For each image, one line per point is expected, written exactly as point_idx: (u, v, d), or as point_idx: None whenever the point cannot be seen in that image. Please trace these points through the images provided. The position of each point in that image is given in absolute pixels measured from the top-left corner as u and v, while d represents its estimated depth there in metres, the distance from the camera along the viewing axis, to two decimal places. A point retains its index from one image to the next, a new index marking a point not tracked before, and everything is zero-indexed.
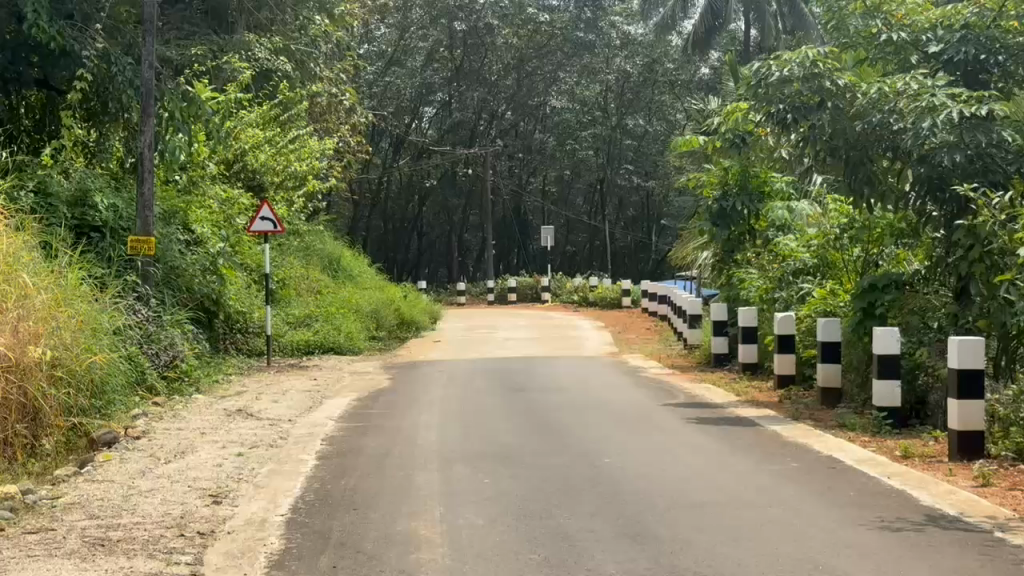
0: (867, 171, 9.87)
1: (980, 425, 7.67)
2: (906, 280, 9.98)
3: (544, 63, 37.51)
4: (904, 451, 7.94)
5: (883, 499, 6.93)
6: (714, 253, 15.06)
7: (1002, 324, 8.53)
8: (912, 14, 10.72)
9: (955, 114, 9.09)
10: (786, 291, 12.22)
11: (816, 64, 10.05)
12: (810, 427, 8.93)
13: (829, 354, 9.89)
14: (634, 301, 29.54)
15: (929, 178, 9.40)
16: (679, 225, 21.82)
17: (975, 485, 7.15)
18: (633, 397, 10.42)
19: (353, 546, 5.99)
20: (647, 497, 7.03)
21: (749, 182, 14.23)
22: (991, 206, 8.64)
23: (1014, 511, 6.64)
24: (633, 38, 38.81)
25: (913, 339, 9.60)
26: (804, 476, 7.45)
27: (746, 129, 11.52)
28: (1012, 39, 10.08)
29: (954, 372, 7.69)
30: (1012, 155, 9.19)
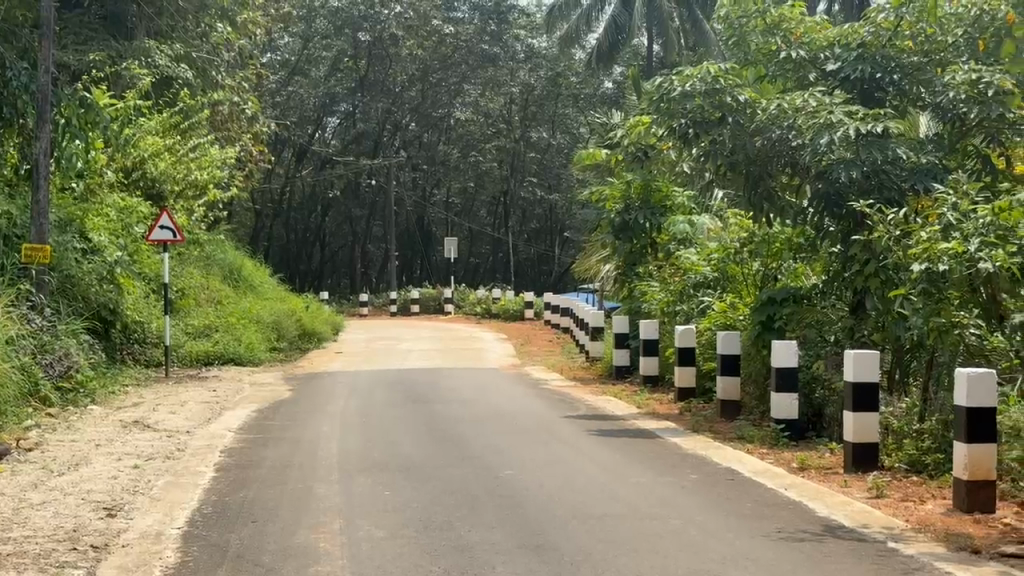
0: (767, 187, 10.01)
1: (875, 438, 7.80)
2: (804, 295, 10.11)
3: (448, 74, 37.25)
4: (801, 463, 8.06)
5: (780, 510, 7.02)
6: (616, 266, 15.14)
7: (896, 338, 8.70)
8: (811, 32, 10.89)
9: (852, 132, 9.24)
10: (687, 304, 12.40)
11: (718, 79, 10.13)
12: (709, 439, 9.02)
13: (729, 367, 9.99)
14: (536, 313, 29.65)
15: (827, 194, 9.56)
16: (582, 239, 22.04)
17: (869, 497, 7.27)
18: (534, 409, 10.44)
19: (250, 559, 5.92)
20: (548, 509, 7.04)
21: (651, 196, 14.41)
22: (886, 222, 8.73)
23: (907, 521, 6.77)
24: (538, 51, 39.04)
25: (811, 351, 9.76)
26: (703, 488, 7.52)
27: (648, 143, 11.61)
28: (906, 59, 10.36)
29: (851, 385, 7.75)
30: (906, 172, 9.35)
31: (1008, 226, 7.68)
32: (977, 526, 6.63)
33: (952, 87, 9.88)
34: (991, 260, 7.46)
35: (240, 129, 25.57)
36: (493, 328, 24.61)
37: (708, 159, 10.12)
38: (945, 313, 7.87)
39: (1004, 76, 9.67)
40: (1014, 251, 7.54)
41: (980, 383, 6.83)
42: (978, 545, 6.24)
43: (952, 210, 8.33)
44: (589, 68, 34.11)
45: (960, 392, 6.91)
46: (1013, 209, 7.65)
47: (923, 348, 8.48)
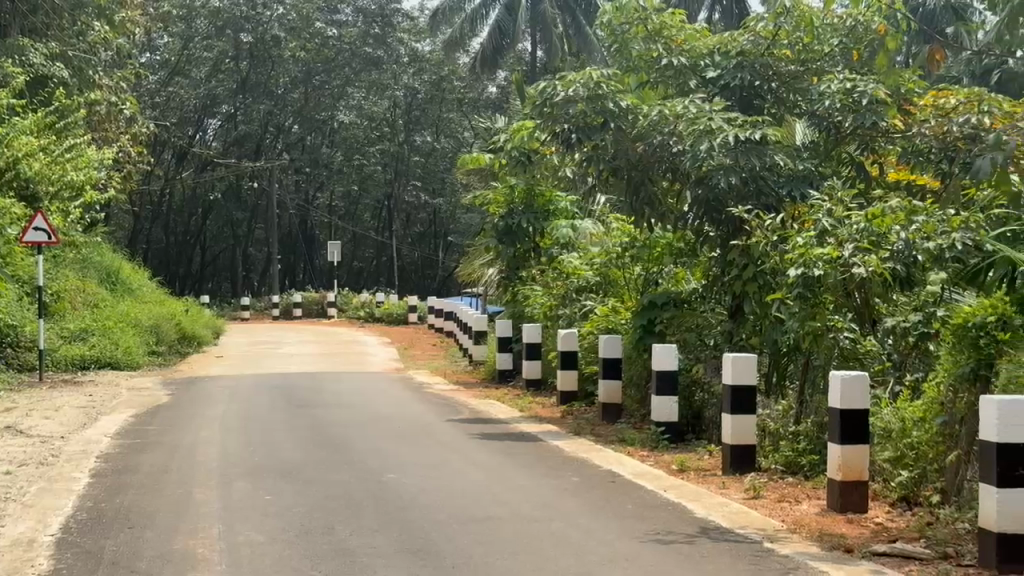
0: (648, 193, 10.10)
1: (752, 440, 7.94)
2: (684, 298, 10.30)
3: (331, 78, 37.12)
4: (680, 465, 8.15)
5: (659, 511, 7.10)
6: (499, 270, 15.16)
7: (773, 342, 8.86)
8: (691, 40, 10.99)
9: (730, 138, 9.39)
10: (570, 308, 12.48)
11: (600, 84, 10.14)
12: (590, 442, 9.10)
13: (611, 371, 10.07)
14: (419, 317, 29.59)
15: (706, 200, 9.62)
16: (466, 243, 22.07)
17: (746, 498, 7.38)
18: (416, 413, 10.42)
19: (126, 566, 5.83)
20: (429, 512, 7.04)
21: (534, 200, 14.49)
22: (764, 229, 8.95)
23: (783, 522, 6.88)
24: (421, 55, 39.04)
25: (691, 354, 9.85)
26: (585, 490, 7.57)
27: (531, 147, 11.66)
28: (784, 68, 10.60)
29: (728, 388, 7.88)
30: (782, 179, 9.66)
31: (880, 233, 7.98)
32: (850, 526, 6.78)
33: (828, 96, 10.01)
34: (865, 265, 7.76)
35: (117, 130, 25.10)
36: (376, 333, 24.53)
37: (589, 164, 10.21)
38: (819, 317, 8.04)
39: (877, 86, 9.90)
40: (885, 257, 7.86)
41: (853, 388, 6.99)
42: (851, 545, 6.38)
43: (827, 216, 8.53)
44: (474, 73, 34.15)
45: (834, 394, 7.06)
46: (885, 217, 8.03)
47: (800, 351, 8.62)
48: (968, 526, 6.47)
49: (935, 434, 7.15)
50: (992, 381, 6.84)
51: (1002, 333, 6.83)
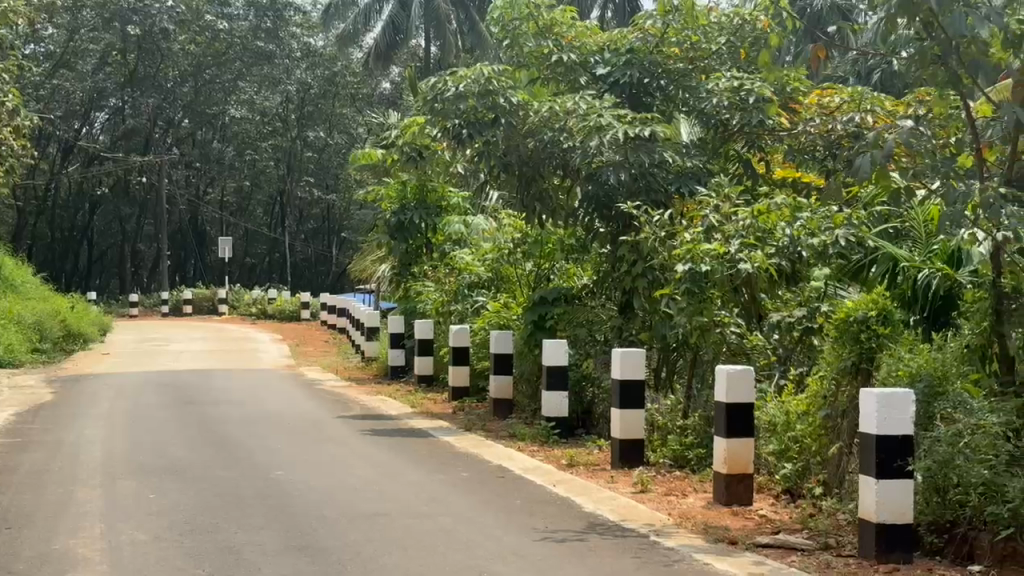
0: (538, 188, 10.16)
1: (640, 434, 7.99)
2: (575, 294, 10.35)
3: (223, 72, 36.81)
4: (570, 460, 8.18)
5: (547, 506, 7.13)
6: (391, 266, 15.12)
7: (662, 337, 8.96)
8: (580, 37, 11.14)
9: (620, 135, 9.54)
10: (461, 305, 12.50)
11: (490, 81, 10.23)
12: (480, 437, 9.11)
13: (502, 366, 10.09)
14: (311, 314, 29.40)
15: (597, 196, 9.74)
16: (356, 239, 21.99)
17: (634, 492, 7.43)
18: (307, 410, 10.35)
19: (3, 567, 5.72)
20: (317, 509, 6.99)
21: (427, 196, 14.51)
22: (653, 225, 9.03)
23: (669, 515, 6.94)
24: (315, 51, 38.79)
25: (581, 350, 9.89)
26: (474, 486, 7.57)
27: (422, 143, 11.71)
28: (672, 66, 10.81)
29: (617, 383, 7.89)
30: (671, 175, 9.71)
31: (767, 228, 8.41)
32: (734, 518, 6.86)
33: (715, 94, 10.17)
34: (750, 261, 8.07)
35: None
36: (267, 329, 24.33)
37: (481, 160, 10.18)
38: (707, 312, 8.20)
39: (764, 85, 10.01)
40: (772, 252, 8.29)
41: (738, 381, 7.08)
42: (735, 537, 6.44)
43: (714, 212, 8.80)
44: (368, 68, 34.01)
45: (720, 387, 7.13)
46: (771, 214, 8.50)
47: (687, 347, 8.71)
48: (849, 517, 6.58)
49: (819, 426, 7.21)
50: (873, 375, 7.09)
51: (882, 328, 7.14)
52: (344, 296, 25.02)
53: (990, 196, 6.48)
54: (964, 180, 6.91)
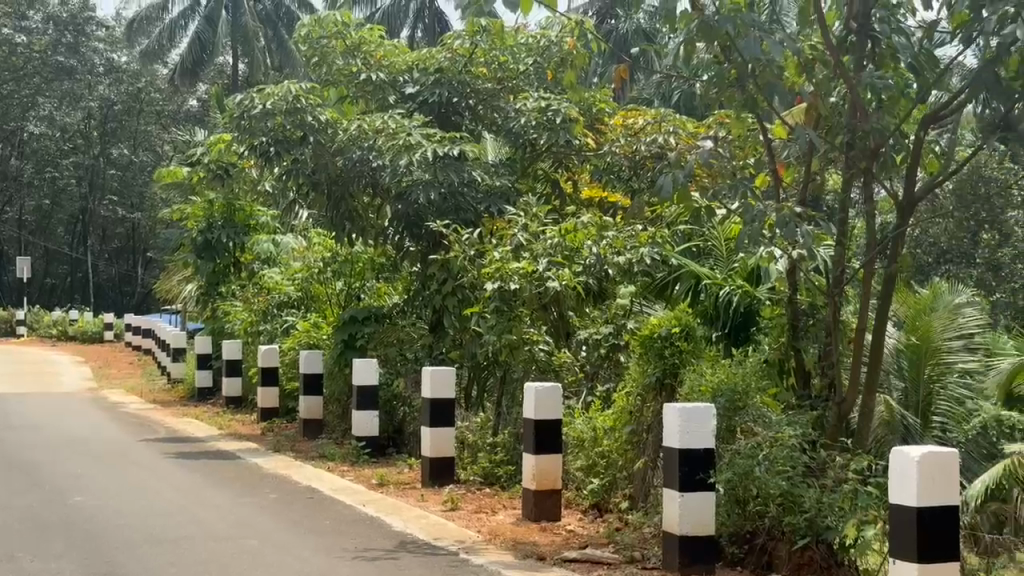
0: (349, 207, 10.10)
1: (450, 452, 8.00)
2: (385, 313, 10.34)
3: (20, 86, 35.74)
4: (380, 480, 8.15)
5: (357, 526, 7.09)
6: (197, 286, 14.88)
7: (473, 355, 9.03)
8: (389, 56, 11.08)
9: (429, 154, 9.62)
10: (271, 324, 12.36)
11: (299, 98, 10.11)
12: (290, 458, 9.01)
13: (311, 387, 10.01)
14: (112, 337, 28.63)
15: (406, 215, 9.75)
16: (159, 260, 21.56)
17: (444, 510, 7.44)
18: (109, 433, 10.09)
19: None
20: (119, 534, 6.82)
21: (234, 215, 14.33)
22: (462, 243, 9.09)
23: (479, 532, 6.96)
24: (117, 66, 37.52)
25: (391, 369, 9.90)
26: (283, 507, 7.48)
27: (229, 160, 11.64)
28: (481, 85, 10.89)
29: (427, 402, 7.83)
30: (481, 195, 9.85)
31: (574, 247, 8.57)
32: (543, 534, 6.92)
33: (523, 113, 10.28)
34: (558, 279, 8.27)
35: None
36: (66, 352, 23.64)
37: (290, 177, 10.15)
38: (517, 331, 8.18)
39: (570, 105, 10.23)
40: (580, 270, 8.51)
41: (547, 398, 7.11)
42: (543, 552, 6.50)
43: (522, 231, 8.95)
44: (173, 86, 33.40)
45: (528, 405, 7.14)
46: (579, 232, 8.67)
47: (497, 365, 8.79)
48: (654, 530, 6.72)
49: (625, 442, 7.35)
50: (676, 390, 7.21)
51: (685, 344, 7.31)
52: (147, 318, 24.45)
53: (786, 215, 6.70)
54: (761, 199, 7.14)
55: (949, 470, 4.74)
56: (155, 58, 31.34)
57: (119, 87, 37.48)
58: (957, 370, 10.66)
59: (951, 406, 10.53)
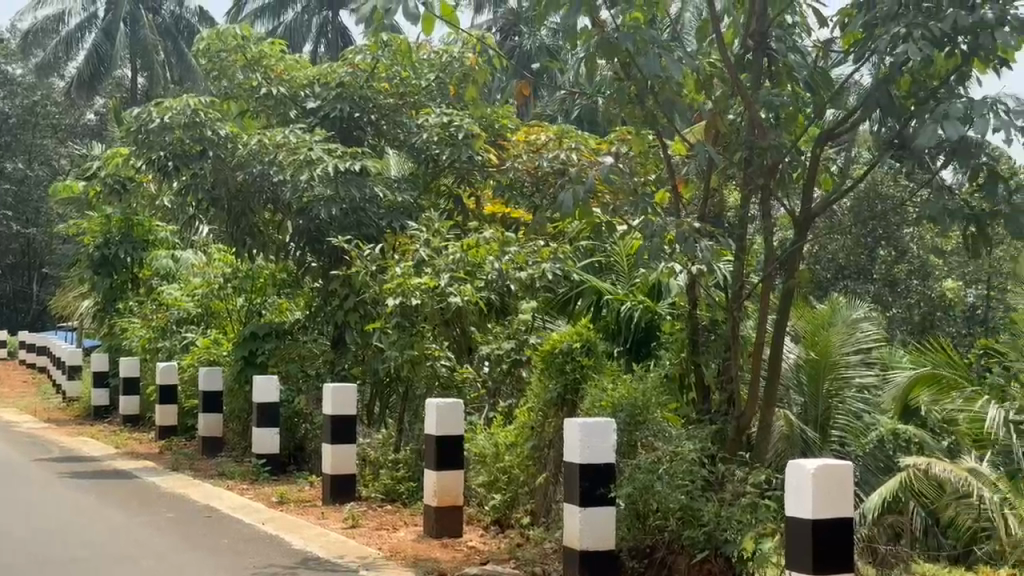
0: (249, 223, 10.03)
1: (350, 469, 7.93)
2: (286, 329, 10.26)
3: None
4: (280, 498, 8.07)
5: (256, 544, 7.00)
6: (94, 303, 14.65)
7: (374, 371, 8.98)
8: (291, 70, 11.07)
9: (331, 168, 9.57)
10: (169, 341, 12.18)
11: (197, 112, 9.99)
12: (188, 476, 8.88)
13: (211, 404, 9.88)
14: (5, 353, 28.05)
15: (308, 230, 9.75)
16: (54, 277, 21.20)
17: (344, 527, 7.38)
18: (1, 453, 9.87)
19: None
20: (11, 555, 6.66)
21: (132, 230, 14.15)
22: (364, 258, 9.06)
23: (380, 549, 6.91)
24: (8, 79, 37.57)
25: (293, 386, 9.82)
26: (180, 526, 7.37)
27: (127, 174, 11.49)
28: (383, 100, 10.93)
29: (327, 418, 7.82)
30: (383, 211, 9.83)
31: (476, 263, 8.57)
32: (444, 551, 6.88)
33: (425, 129, 10.37)
34: (460, 294, 8.30)
35: None
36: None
37: (189, 192, 9.98)
38: (418, 346, 8.31)
39: (472, 123, 10.25)
40: (482, 285, 8.48)
41: (448, 413, 7.09)
42: (444, 569, 6.47)
43: (424, 246, 8.92)
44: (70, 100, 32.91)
45: (429, 421, 7.13)
46: (481, 248, 8.64)
47: (399, 381, 8.77)
48: (555, 545, 6.72)
49: (527, 457, 7.36)
50: (577, 405, 7.28)
51: (586, 360, 7.33)
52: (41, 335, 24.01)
53: (685, 230, 6.77)
54: (660, 215, 7.20)
55: (843, 484, 4.79)
56: (52, 71, 30.86)
57: (11, 101, 37.42)
58: (855, 385, 10.68)
59: (849, 420, 10.57)
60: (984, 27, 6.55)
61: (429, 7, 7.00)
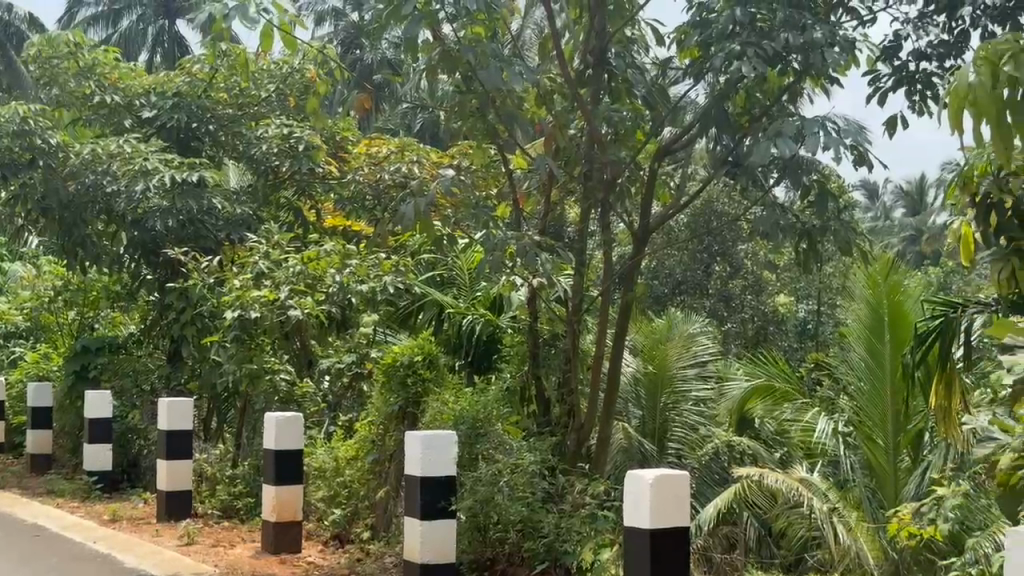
0: (82, 234, 9.75)
1: (186, 485, 7.74)
2: (120, 344, 10.10)
3: None
4: (113, 516, 7.87)
5: (87, 563, 6.80)
6: None
7: (212, 385, 8.85)
8: (125, 78, 10.87)
9: (168, 179, 9.38)
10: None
11: (27, 121, 9.71)
12: (15, 495, 8.61)
13: (39, 420, 9.69)
14: None
15: (143, 242, 9.66)
16: None
17: (180, 544, 7.22)
18: None
19: None
20: None
21: None
22: (201, 271, 8.94)
23: (216, 566, 6.74)
24: None
25: (126, 401, 9.62)
26: (7, 546, 7.12)
27: None
28: (222, 111, 10.81)
29: (163, 433, 7.67)
30: (221, 223, 9.75)
31: (316, 275, 8.50)
32: (282, 567, 6.77)
33: (266, 140, 10.19)
34: (299, 307, 8.17)
35: None
36: None
37: (17, 203, 9.72)
38: (258, 360, 8.30)
39: (312, 133, 10.15)
40: (322, 299, 8.32)
41: (287, 427, 7.02)
42: None
43: (263, 258, 8.81)
44: None
45: (268, 435, 7.06)
46: (321, 260, 8.55)
47: (238, 395, 8.68)
48: (395, 559, 6.70)
49: (367, 472, 7.33)
50: (418, 418, 7.26)
51: (426, 372, 7.32)
52: None
53: (526, 243, 6.82)
54: (502, 229, 7.24)
55: (679, 497, 4.90)
56: None
57: None
58: (693, 399, 11.13)
59: (687, 433, 10.95)
60: (815, 47, 6.74)
61: (268, 18, 6.92)
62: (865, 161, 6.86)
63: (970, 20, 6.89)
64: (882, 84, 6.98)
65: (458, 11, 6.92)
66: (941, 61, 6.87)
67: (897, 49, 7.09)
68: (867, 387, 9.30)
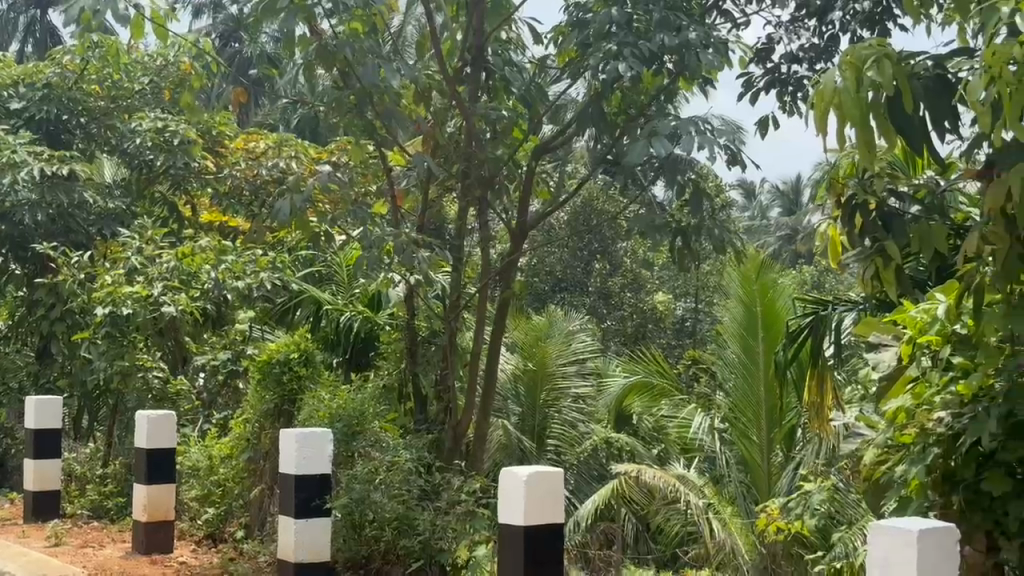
0: None
1: (54, 486, 7.58)
2: None
3: None
4: None
5: None
6: None
7: (82, 383, 8.70)
8: None
9: (35, 172, 9.22)
10: None
11: None
12: None
13: None
14: None
15: (10, 236, 9.47)
16: None
17: (46, 546, 7.06)
18: None
19: None
20: None
21: None
22: (71, 266, 8.82)
23: (84, 568, 6.60)
24: None
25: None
26: None
27: None
28: (94, 104, 10.70)
29: (31, 432, 7.52)
30: (92, 217, 9.82)
31: (191, 271, 8.51)
32: (152, 567, 6.64)
33: (139, 133, 10.07)
34: (174, 303, 8.17)
35: None
36: None
37: None
38: (130, 356, 8.09)
39: (188, 128, 10.02)
40: (197, 295, 8.41)
41: (160, 426, 6.94)
42: None
43: (136, 254, 8.73)
44: None
45: (140, 434, 6.96)
46: (196, 255, 8.55)
47: (109, 393, 8.54)
48: (268, 558, 6.64)
49: (241, 470, 7.28)
50: (294, 415, 7.30)
51: (303, 369, 7.36)
52: None
53: (403, 241, 6.80)
54: (380, 226, 7.22)
55: (553, 495, 4.91)
56: None
57: None
58: (571, 397, 11.76)
59: (565, 430, 11.64)
60: (690, 48, 6.85)
61: (140, 10, 6.80)
62: (739, 161, 6.97)
63: (840, 24, 7.03)
64: (755, 85, 7.09)
65: (337, 7, 6.79)
66: (812, 64, 7.00)
67: (770, 51, 7.21)
68: (741, 382, 9.42)
